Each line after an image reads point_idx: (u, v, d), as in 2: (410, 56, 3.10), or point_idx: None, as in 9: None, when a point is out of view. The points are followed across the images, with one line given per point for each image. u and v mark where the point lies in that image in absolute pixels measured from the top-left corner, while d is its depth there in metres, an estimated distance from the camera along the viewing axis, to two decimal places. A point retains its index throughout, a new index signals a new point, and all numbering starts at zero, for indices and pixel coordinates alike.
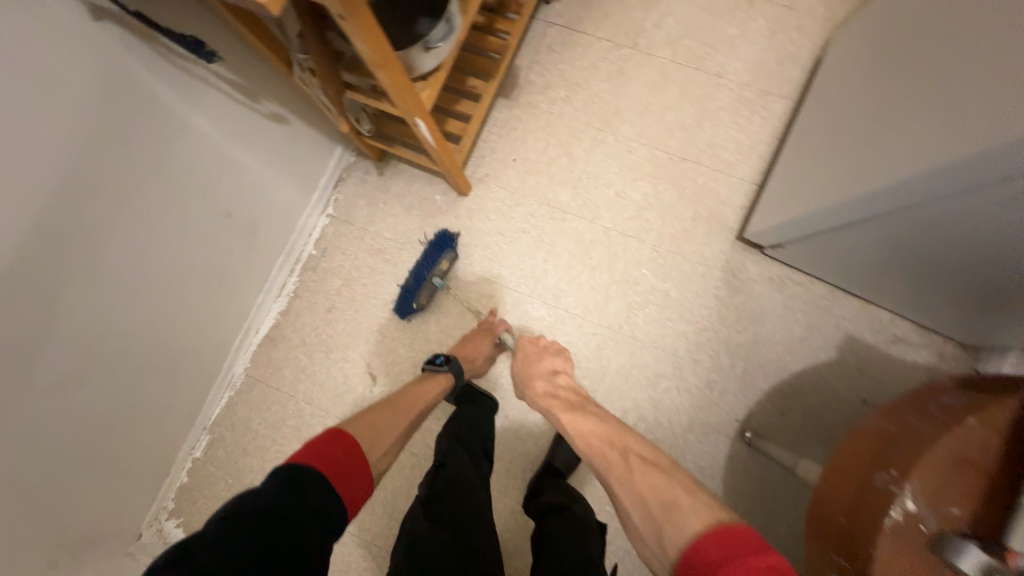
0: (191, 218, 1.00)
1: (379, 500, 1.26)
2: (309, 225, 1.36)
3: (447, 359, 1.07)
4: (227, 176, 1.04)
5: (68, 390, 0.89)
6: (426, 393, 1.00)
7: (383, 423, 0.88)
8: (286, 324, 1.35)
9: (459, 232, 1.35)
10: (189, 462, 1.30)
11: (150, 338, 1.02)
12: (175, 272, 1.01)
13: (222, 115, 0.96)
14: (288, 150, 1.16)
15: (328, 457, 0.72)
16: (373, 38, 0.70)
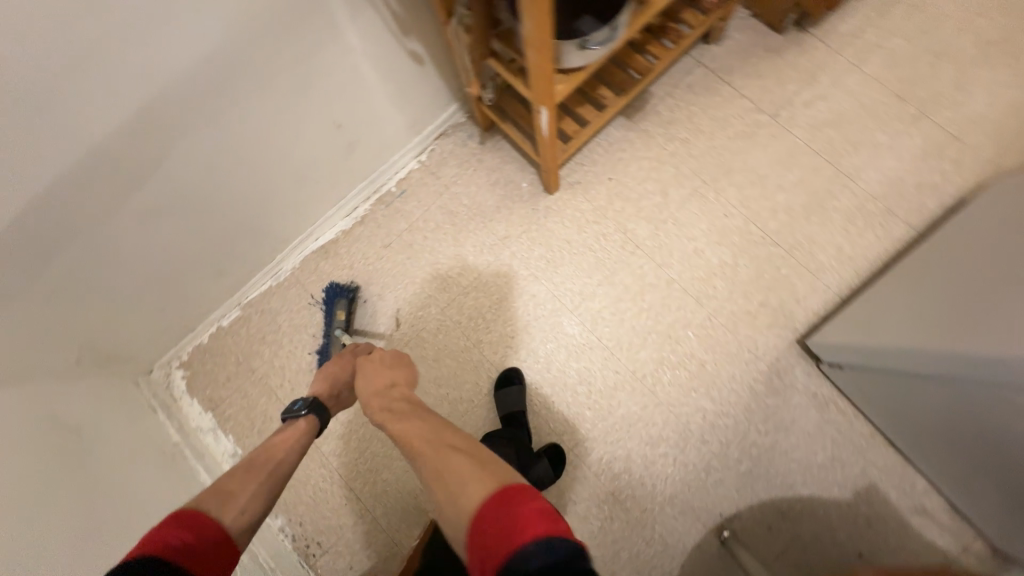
0: (306, 119, 1.06)
1: (358, 434, 1.32)
2: (399, 164, 1.41)
3: (306, 401, 0.93)
4: (349, 93, 1.09)
5: (147, 226, 0.99)
6: (286, 441, 0.87)
7: (244, 485, 0.75)
8: (342, 244, 1.41)
9: (529, 224, 1.36)
10: (213, 328, 1.39)
11: (228, 208, 1.10)
12: (272, 159, 1.08)
13: (371, 38, 1.01)
14: (411, 89, 1.21)
15: (169, 541, 0.62)
16: (544, 32, 0.71)
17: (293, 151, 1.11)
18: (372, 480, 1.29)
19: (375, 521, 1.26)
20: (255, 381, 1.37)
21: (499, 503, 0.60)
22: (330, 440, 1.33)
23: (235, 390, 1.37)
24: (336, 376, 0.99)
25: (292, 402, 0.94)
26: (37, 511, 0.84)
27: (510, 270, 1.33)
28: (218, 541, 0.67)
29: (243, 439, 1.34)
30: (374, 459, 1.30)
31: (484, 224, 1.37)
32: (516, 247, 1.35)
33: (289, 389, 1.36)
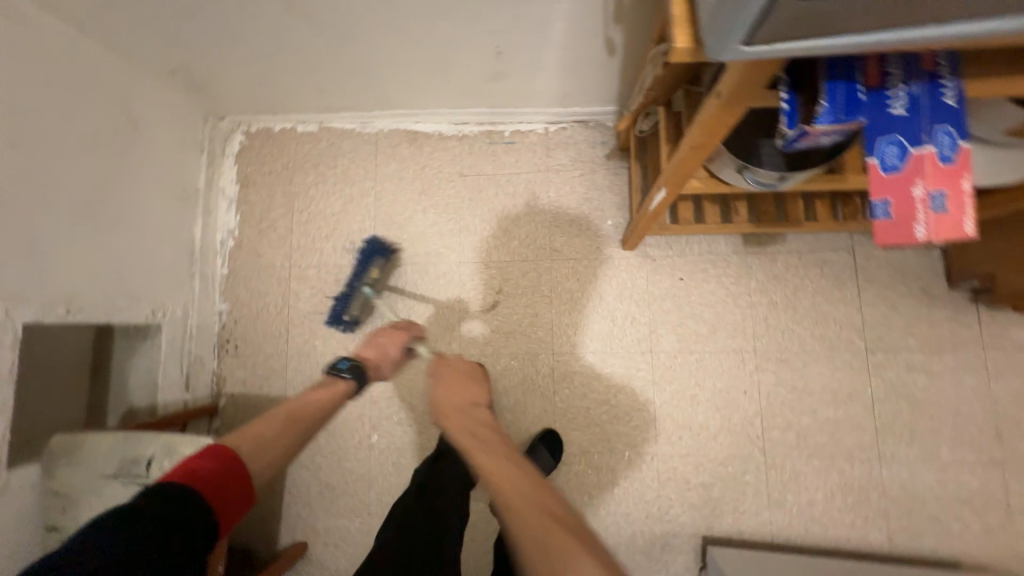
0: (475, 30, 1.02)
1: (324, 297, 1.39)
2: (527, 119, 1.37)
3: (352, 365, 1.04)
4: (528, 35, 1.02)
5: (286, 17, 1.00)
6: (324, 404, 0.99)
7: (278, 437, 0.90)
8: (431, 143, 1.41)
9: (583, 257, 1.31)
10: (289, 125, 1.45)
11: (361, 50, 1.10)
12: (423, 40, 1.06)
13: (580, 7, 0.93)
14: (582, 69, 1.14)
15: (205, 478, 0.76)
16: (707, 137, 0.64)
17: (445, 46, 1.08)
18: (307, 337, 1.38)
19: (285, 366, 1.37)
20: (286, 192, 1.44)
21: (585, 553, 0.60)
22: (302, 284, 1.41)
23: (268, 186, 1.45)
24: (387, 347, 1.09)
25: (337, 362, 1.05)
26: (49, 176, 0.95)
27: (535, 279, 1.32)
28: (232, 480, 0.79)
29: (244, 227, 1.44)
30: (321, 325, 1.38)
31: (548, 225, 1.34)
32: (557, 265, 1.32)
33: (304, 218, 1.43)
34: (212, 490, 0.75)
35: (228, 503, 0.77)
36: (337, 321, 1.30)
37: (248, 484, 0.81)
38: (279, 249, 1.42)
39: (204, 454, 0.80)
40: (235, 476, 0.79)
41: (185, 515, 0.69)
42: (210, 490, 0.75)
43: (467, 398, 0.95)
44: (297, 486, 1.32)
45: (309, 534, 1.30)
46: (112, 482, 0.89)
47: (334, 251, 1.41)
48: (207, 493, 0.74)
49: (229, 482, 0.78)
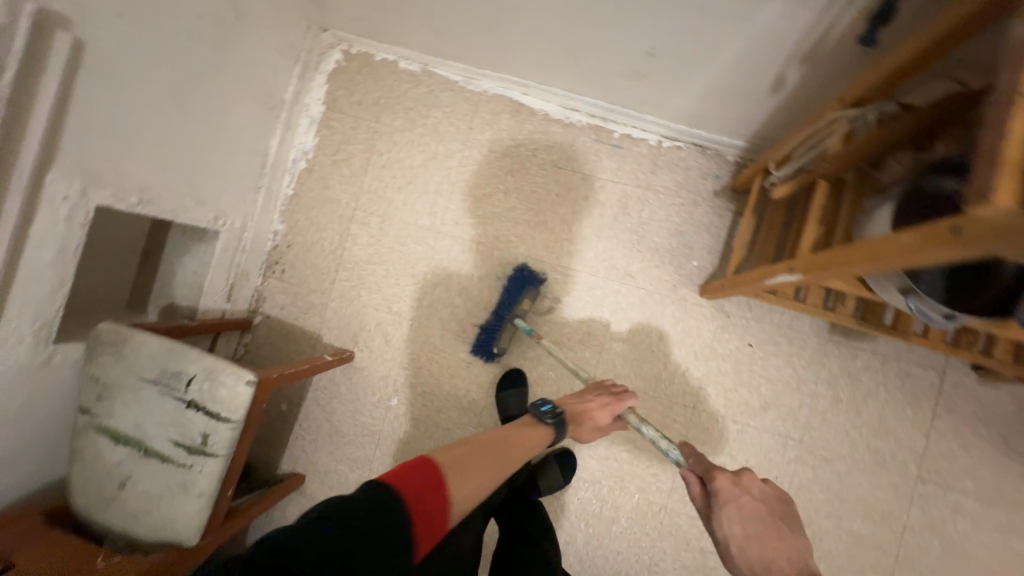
0: (636, 24, 0.90)
1: (381, 248, 1.35)
2: (643, 125, 1.25)
3: (554, 411, 0.98)
4: (693, 48, 0.90)
5: None
6: (530, 440, 0.91)
7: (486, 463, 0.78)
8: (532, 121, 1.30)
9: (654, 291, 1.23)
10: (391, 57, 1.35)
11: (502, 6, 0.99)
12: (575, 16, 0.94)
13: (765, 36, 0.81)
14: (729, 98, 1.01)
15: (413, 484, 0.67)
16: (905, 262, 0.53)
17: (594, 30, 0.96)
18: (354, 283, 1.35)
19: (325, 305, 1.36)
20: (370, 128, 1.36)
21: None
22: (362, 228, 1.36)
23: (352, 116, 1.37)
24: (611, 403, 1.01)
25: (538, 402, 1.00)
26: (148, 55, 0.89)
27: (599, 298, 1.25)
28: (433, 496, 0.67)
29: (319, 152, 1.38)
30: (370, 275, 1.35)
31: (629, 246, 1.25)
32: (625, 290, 1.24)
33: (381, 161, 1.36)
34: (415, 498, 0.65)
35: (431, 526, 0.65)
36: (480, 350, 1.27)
37: (449, 507, 0.68)
38: (348, 185, 1.36)
39: (419, 463, 0.71)
40: (438, 493, 0.68)
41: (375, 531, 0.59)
42: (416, 497, 0.65)
43: None
44: (309, 423, 1.34)
45: (308, 469, 1.33)
46: (149, 387, 0.89)
47: (403, 205, 1.34)
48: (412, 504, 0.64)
49: (436, 501, 0.67)
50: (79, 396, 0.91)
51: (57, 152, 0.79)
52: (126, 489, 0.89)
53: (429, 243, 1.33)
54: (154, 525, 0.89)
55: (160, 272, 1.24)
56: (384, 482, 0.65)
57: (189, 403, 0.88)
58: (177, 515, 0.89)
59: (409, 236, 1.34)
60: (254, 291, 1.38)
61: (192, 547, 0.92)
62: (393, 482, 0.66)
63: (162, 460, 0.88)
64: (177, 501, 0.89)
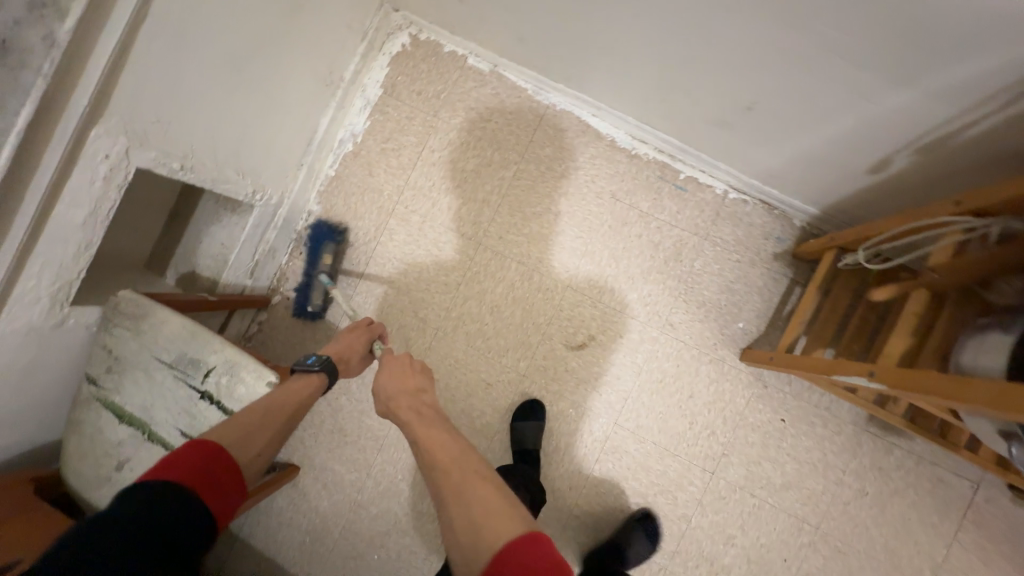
0: (742, 79, 0.83)
1: (416, 250, 1.29)
2: (713, 172, 1.18)
3: (320, 356, 0.90)
4: (798, 113, 0.83)
5: None
6: (297, 399, 0.83)
7: (260, 430, 0.77)
8: (597, 145, 1.24)
9: (692, 346, 1.18)
10: (460, 51, 1.28)
11: (598, 28, 0.92)
12: (673, 54, 0.87)
13: (885, 120, 0.75)
14: (819, 168, 0.95)
15: (183, 468, 0.67)
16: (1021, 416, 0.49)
17: (693, 74, 0.89)
18: (381, 280, 1.29)
19: (348, 297, 1.30)
20: (425, 121, 1.29)
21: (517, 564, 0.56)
22: (400, 224, 1.29)
23: (409, 106, 1.30)
24: (356, 343, 0.96)
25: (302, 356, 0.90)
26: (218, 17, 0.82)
27: (633, 342, 1.20)
28: (223, 474, 0.69)
29: (369, 137, 1.31)
30: (400, 275, 1.29)
31: (674, 295, 1.19)
32: (662, 340, 1.19)
33: (431, 158, 1.29)
34: (198, 479, 0.67)
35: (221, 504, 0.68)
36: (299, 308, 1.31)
37: (239, 472, 0.72)
38: (392, 177, 1.30)
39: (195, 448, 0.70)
40: (224, 469, 0.70)
41: (168, 521, 0.61)
42: (187, 473, 0.66)
43: (413, 368, 0.85)
44: (312, 414, 1.29)
45: (305, 462, 1.29)
46: (164, 369, 0.84)
47: (446, 208, 1.28)
48: (193, 487, 0.66)
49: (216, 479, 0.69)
50: (89, 365, 0.86)
51: (107, 104, 0.72)
52: (125, 472, 0.84)
53: (467, 253, 1.27)
54: None
55: (185, 237, 1.18)
56: (156, 477, 0.65)
57: (204, 395, 0.83)
58: None
59: (447, 241, 1.28)
60: (277, 269, 1.32)
61: None
62: (165, 473, 0.65)
63: (167, 448, 0.84)
64: None
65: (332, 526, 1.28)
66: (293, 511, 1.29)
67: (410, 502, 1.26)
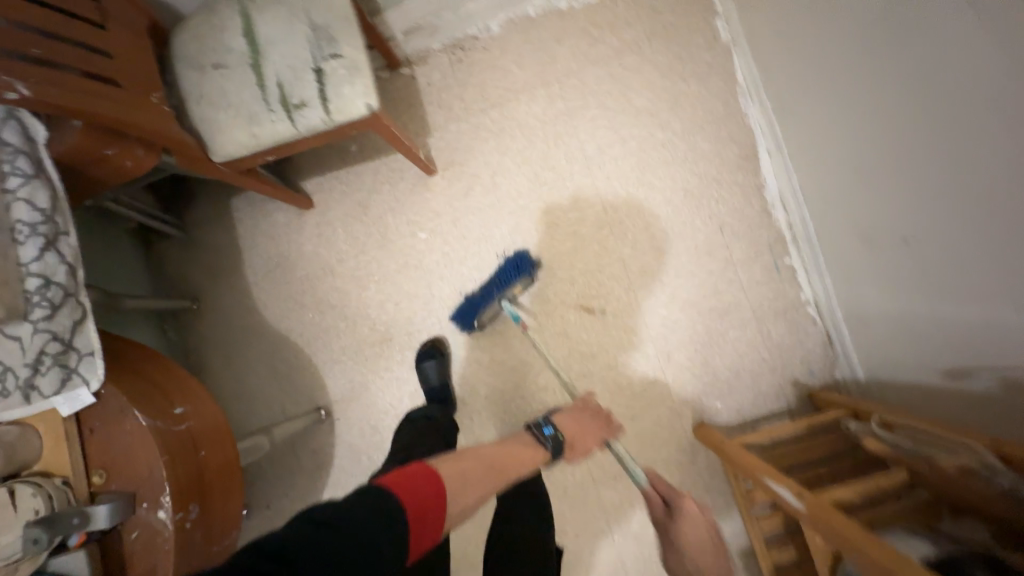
0: (908, 215, 0.84)
1: (539, 129, 1.29)
2: (814, 278, 1.16)
3: (556, 435, 0.84)
4: (928, 276, 0.83)
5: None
6: (521, 459, 0.77)
7: (478, 482, 0.67)
8: (747, 177, 1.21)
9: (667, 386, 1.20)
10: (719, 8, 1.23)
11: (836, 86, 0.92)
12: (847, 153, 0.95)
13: (980, 338, 0.75)
14: (907, 339, 0.93)
15: (412, 491, 0.59)
16: None
17: (876, 182, 0.89)
18: (491, 129, 1.31)
19: (457, 118, 1.32)
20: (638, 36, 1.26)
21: None
22: (545, 99, 1.29)
23: (638, 13, 1.26)
24: (588, 434, 0.92)
25: (540, 421, 0.87)
26: None
27: (628, 342, 1.22)
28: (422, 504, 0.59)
29: (585, 10, 1.28)
30: (508, 138, 1.30)
31: (692, 339, 1.20)
32: (651, 361, 1.21)
33: (615, 69, 1.26)
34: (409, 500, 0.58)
35: (423, 528, 0.58)
36: (465, 321, 1.23)
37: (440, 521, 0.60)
38: (573, 56, 1.28)
39: (417, 471, 0.62)
40: (433, 505, 0.59)
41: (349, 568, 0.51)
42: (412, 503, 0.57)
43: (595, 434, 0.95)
44: (355, 178, 1.35)
45: (319, 206, 1.37)
46: (304, 25, 0.87)
47: (589, 119, 1.27)
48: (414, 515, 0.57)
49: (433, 508, 0.59)
50: None
51: None
52: (215, 74, 0.90)
53: (573, 167, 1.26)
54: (204, 116, 0.90)
55: None
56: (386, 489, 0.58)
57: (316, 70, 0.86)
58: (226, 131, 0.90)
59: (567, 144, 1.27)
60: (423, 50, 1.33)
61: (211, 163, 0.94)
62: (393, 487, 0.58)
63: (258, 84, 0.88)
64: (236, 122, 0.89)
65: (300, 267, 1.37)
66: (283, 233, 1.39)
67: (365, 302, 1.33)
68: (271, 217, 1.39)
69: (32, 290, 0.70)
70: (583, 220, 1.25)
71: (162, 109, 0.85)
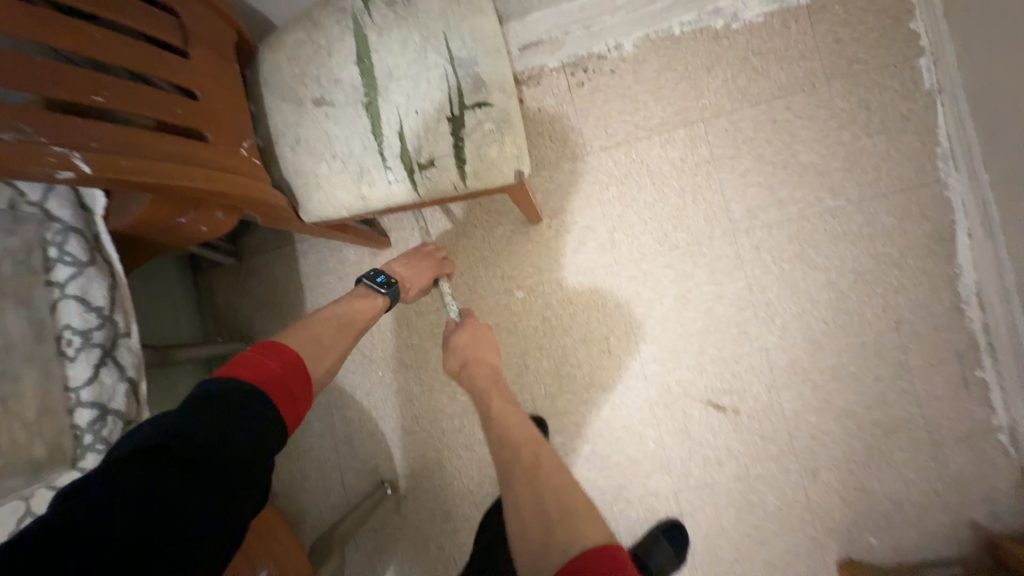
0: None
1: (674, 178, 1.06)
2: (1015, 401, 0.93)
3: (390, 280, 0.82)
4: None
5: None
6: (360, 315, 0.78)
7: (331, 341, 0.71)
8: (937, 264, 0.97)
9: (810, 510, 0.99)
10: (924, 45, 0.97)
11: None
12: None
13: None
14: None
15: (255, 368, 0.59)
16: None
17: None
18: (614, 171, 1.08)
19: (572, 155, 1.10)
20: (812, 72, 1.01)
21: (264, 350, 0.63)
22: (684, 142, 1.05)
23: (815, 43, 1.01)
24: (421, 271, 0.88)
25: (370, 271, 0.84)
26: None
27: (764, 451, 1.01)
28: (279, 371, 0.61)
29: (746, 35, 1.03)
30: (633, 184, 1.07)
31: (845, 457, 0.98)
32: (791, 477, 1.00)
33: (777, 113, 1.02)
34: (265, 380, 0.59)
35: (293, 392, 0.60)
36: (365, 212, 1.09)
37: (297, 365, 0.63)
38: (725, 92, 1.04)
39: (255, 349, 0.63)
40: (284, 364, 0.62)
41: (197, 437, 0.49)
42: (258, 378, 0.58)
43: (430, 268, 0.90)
44: (442, 216, 1.14)
45: (397, 244, 1.16)
46: (440, 58, 0.65)
47: (737, 172, 1.03)
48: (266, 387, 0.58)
49: (289, 368, 0.62)
50: None
51: None
52: (316, 112, 0.68)
53: (712, 229, 1.04)
54: (298, 168, 0.70)
55: None
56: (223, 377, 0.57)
57: (453, 119, 0.65)
58: (325, 186, 0.69)
59: (708, 200, 1.04)
60: (536, 67, 1.09)
61: (301, 221, 0.74)
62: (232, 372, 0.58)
63: (372, 131, 0.67)
64: (339, 178, 0.69)
65: None
66: (353, 272, 1.19)
67: (445, 363, 1.14)
68: (340, 252, 1.19)
69: (84, 425, 0.60)
70: (719, 295, 1.03)
71: (254, 162, 0.65)
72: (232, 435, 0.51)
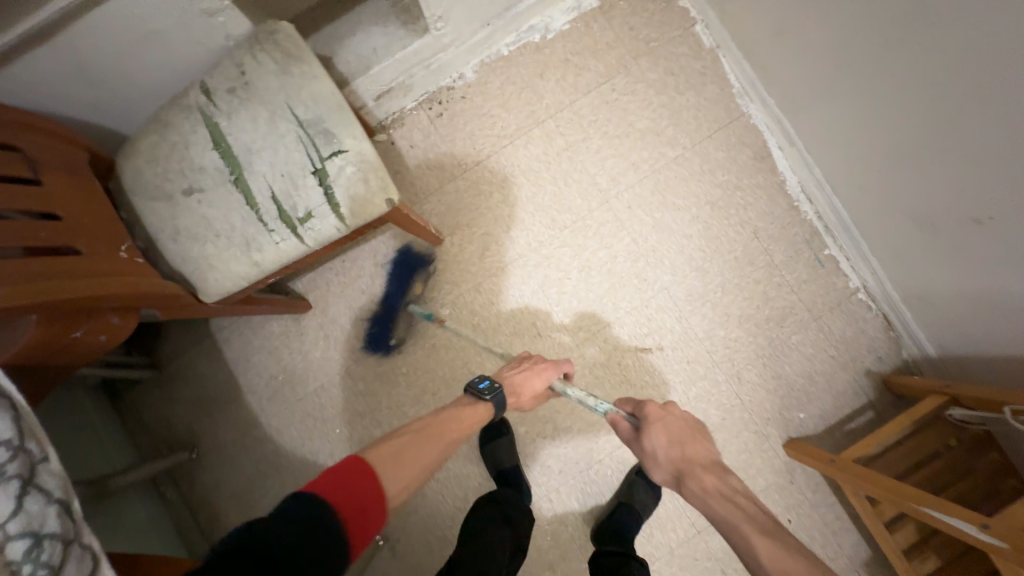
0: (897, 207, 0.96)
1: (545, 169, 1.20)
2: (858, 264, 1.14)
3: (493, 386, 0.88)
4: (933, 254, 0.94)
5: (782, 37, 1.02)
6: (461, 425, 0.80)
7: (423, 458, 0.71)
8: (765, 177, 1.18)
9: (747, 409, 1.12)
10: (695, 15, 1.21)
11: (808, 109, 1.06)
12: (838, 164, 1.06)
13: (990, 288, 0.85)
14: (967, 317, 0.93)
15: (352, 491, 0.60)
16: None
17: (864, 186, 1.02)
18: (493, 179, 1.20)
19: (453, 176, 1.21)
20: (622, 57, 1.21)
21: (365, 474, 0.62)
22: (543, 139, 1.20)
23: (615, 34, 1.21)
24: (527, 378, 0.92)
25: (474, 379, 0.90)
26: None
27: (695, 374, 1.14)
28: (365, 498, 0.60)
29: (561, 42, 1.21)
30: (513, 184, 1.20)
31: (757, 354, 1.13)
32: (723, 388, 1.13)
33: (606, 95, 1.20)
34: (350, 507, 0.58)
35: (369, 514, 0.60)
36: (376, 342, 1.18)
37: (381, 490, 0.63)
38: (561, 90, 1.21)
39: (354, 464, 0.63)
40: (370, 487, 0.62)
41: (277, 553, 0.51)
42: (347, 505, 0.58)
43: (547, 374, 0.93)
44: (354, 264, 1.20)
45: (318, 304, 1.20)
46: (290, 124, 0.73)
47: (594, 151, 1.19)
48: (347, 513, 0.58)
49: (372, 493, 0.61)
50: (210, 73, 0.75)
51: None
52: (188, 200, 0.73)
53: (590, 203, 1.18)
54: (185, 256, 0.73)
55: (345, 28, 1.11)
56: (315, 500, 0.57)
57: (317, 172, 0.72)
58: (216, 264, 0.73)
59: (578, 181, 1.19)
60: (397, 111, 1.21)
61: (203, 304, 0.78)
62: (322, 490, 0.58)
63: (248, 202, 0.73)
64: (229, 253, 0.73)
65: (311, 379, 1.19)
66: (283, 343, 1.20)
67: (400, 400, 1.17)
68: (263, 329, 1.20)
69: (18, 558, 0.51)
70: (615, 255, 1.17)
71: (138, 261, 0.68)
72: (292, 548, 0.52)
